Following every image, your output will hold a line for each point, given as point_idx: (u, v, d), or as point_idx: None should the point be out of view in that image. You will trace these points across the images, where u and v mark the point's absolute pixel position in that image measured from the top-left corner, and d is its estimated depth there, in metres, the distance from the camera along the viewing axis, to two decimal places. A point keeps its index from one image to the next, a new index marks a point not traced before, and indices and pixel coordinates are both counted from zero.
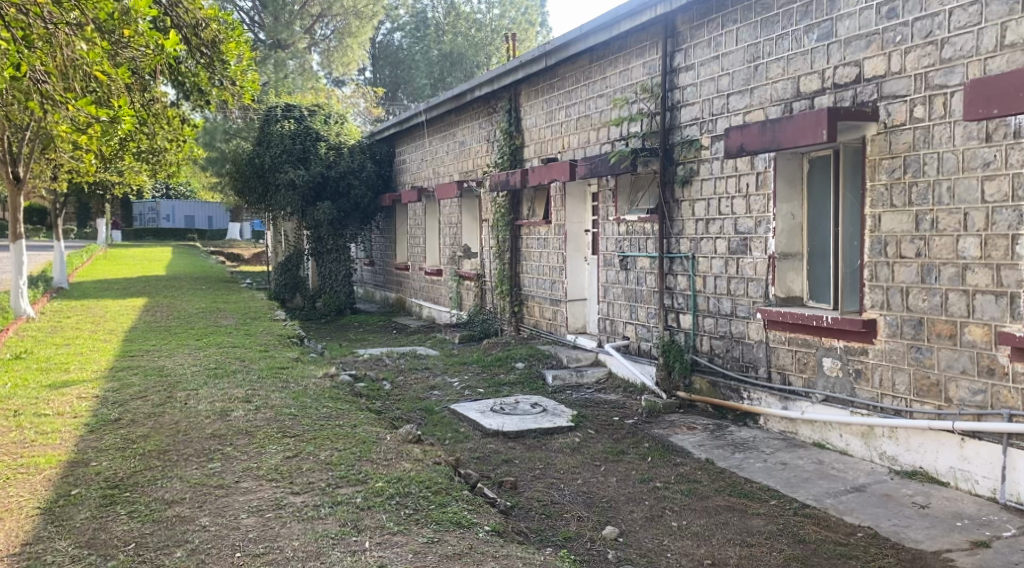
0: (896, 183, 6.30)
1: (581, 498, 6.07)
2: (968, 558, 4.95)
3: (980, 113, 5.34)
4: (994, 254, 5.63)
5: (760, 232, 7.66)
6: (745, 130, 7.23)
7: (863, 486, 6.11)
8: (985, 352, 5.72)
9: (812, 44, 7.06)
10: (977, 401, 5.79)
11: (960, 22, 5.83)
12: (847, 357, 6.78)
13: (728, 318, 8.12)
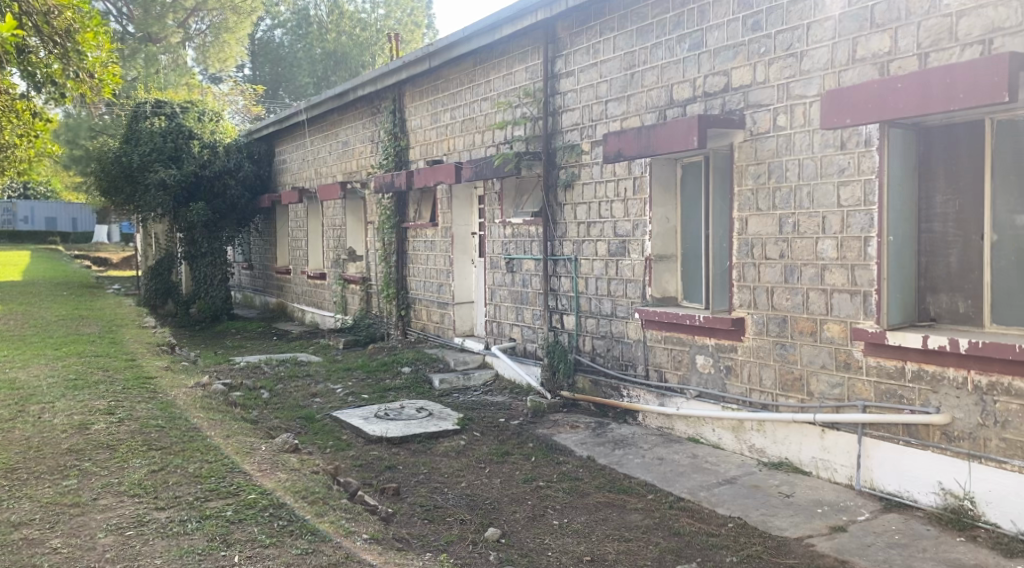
0: (762, 188, 6.60)
1: (464, 501, 6.07)
2: (827, 542, 5.22)
3: (835, 121, 5.64)
4: (848, 255, 5.95)
5: (638, 235, 7.86)
6: (622, 136, 7.42)
7: (734, 478, 6.36)
8: (842, 347, 6.04)
9: (683, 53, 7.31)
10: (835, 394, 6.11)
11: (816, 36, 6.14)
12: (718, 355, 7.05)
13: (609, 318, 8.29)
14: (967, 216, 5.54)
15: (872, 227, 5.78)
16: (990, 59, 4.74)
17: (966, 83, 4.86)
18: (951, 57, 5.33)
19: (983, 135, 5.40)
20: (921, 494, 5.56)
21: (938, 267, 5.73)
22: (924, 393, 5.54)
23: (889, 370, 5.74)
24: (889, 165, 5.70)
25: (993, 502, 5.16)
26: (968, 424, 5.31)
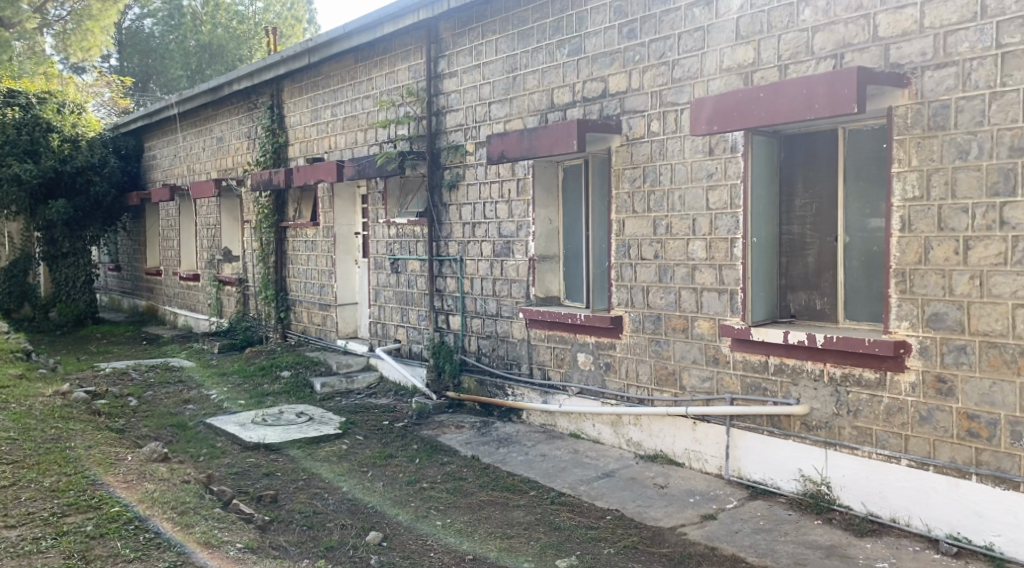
0: (637, 191, 6.81)
1: (344, 506, 5.99)
2: (698, 530, 5.44)
3: (703, 129, 5.88)
4: (717, 255, 6.21)
5: (521, 236, 7.95)
6: (505, 138, 7.50)
7: (612, 472, 6.54)
8: (711, 343, 6.30)
9: (563, 58, 7.45)
10: (706, 387, 6.37)
11: (687, 46, 6.38)
12: (598, 352, 7.23)
13: (493, 318, 8.36)
14: (822, 219, 5.87)
15: (737, 229, 6.06)
16: (840, 72, 5.02)
17: (820, 94, 5.14)
18: (808, 70, 5.62)
19: (836, 143, 5.74)
20: (784, 481, 5.85)
21: (798, 267, 6.05)
22: (786, 386, 5.84)
23: (755, 364, 6.02)
24: (753, 170, 6.00)
25: (847, 486, 5.48)
26: (824, 414, 5.62)
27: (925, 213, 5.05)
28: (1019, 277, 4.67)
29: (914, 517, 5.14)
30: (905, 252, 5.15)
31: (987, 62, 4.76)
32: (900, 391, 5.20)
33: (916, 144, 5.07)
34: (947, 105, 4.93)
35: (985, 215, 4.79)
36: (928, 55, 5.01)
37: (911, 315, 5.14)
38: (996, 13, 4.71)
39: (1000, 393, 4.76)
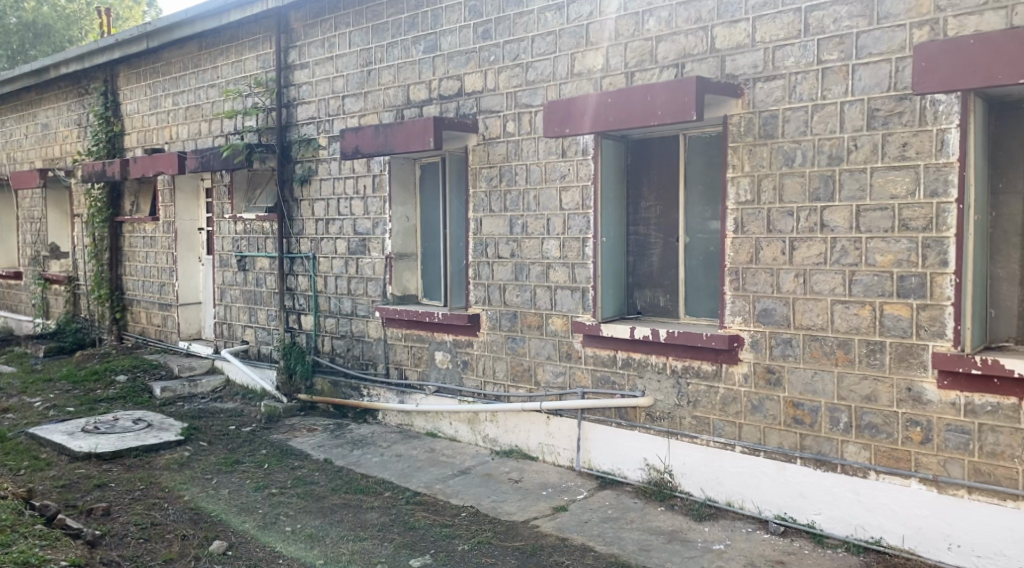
0: (494, 190, 6.90)
1: (186, 516, 5.74)
2: (550, 523, 5.59)
3: (555, 131, 6.03)
4: (570, 254, 6.39)
5: (377, 233, 7.86)
6: (359, 133, 7.39)
7: (468, 469, 6.60)
8: (564, 339, 6.47)
9: (418, 55, 7.42)
10: (559, 382, 6.53)
11: (540, 49, 6.51)
12: (455, 350, 7.27)
13: (348, 317, 8.23)
14: (666, 221, 6.15)
15: (588, 229, 6.25)
16: (681, 81, 5.27)
17: (663, 101, 5.38)
18: (652, 77, 5.88)
19: (678, 148, 6.02)
20: (630, 471, 6.10)
21: (644, 266, 6.32)
22: (632, 379, 6.08)
23: (604, 359, 6.24)
24: (603, 172, 6.20)
25: (687, 473, 5.79)
26: (667, 405, 5.90)
27: (757, 216, 5.40)
28: (837, 276, 5.07)
29: (747, 500, 5.49)
30: (739, 252, 5.50)
31: (810, 76, 5.13)
32: (734, 381, 5.54)
33: (748, 151, 5.42)
34: (776, 115, 5.28)
35: (808, 218, 5.17)
36: (759, 68, 5.35)
37: (744, 311, 5.49)
38: (817, 32, 5.09)
39: (821, 382, 5.16)
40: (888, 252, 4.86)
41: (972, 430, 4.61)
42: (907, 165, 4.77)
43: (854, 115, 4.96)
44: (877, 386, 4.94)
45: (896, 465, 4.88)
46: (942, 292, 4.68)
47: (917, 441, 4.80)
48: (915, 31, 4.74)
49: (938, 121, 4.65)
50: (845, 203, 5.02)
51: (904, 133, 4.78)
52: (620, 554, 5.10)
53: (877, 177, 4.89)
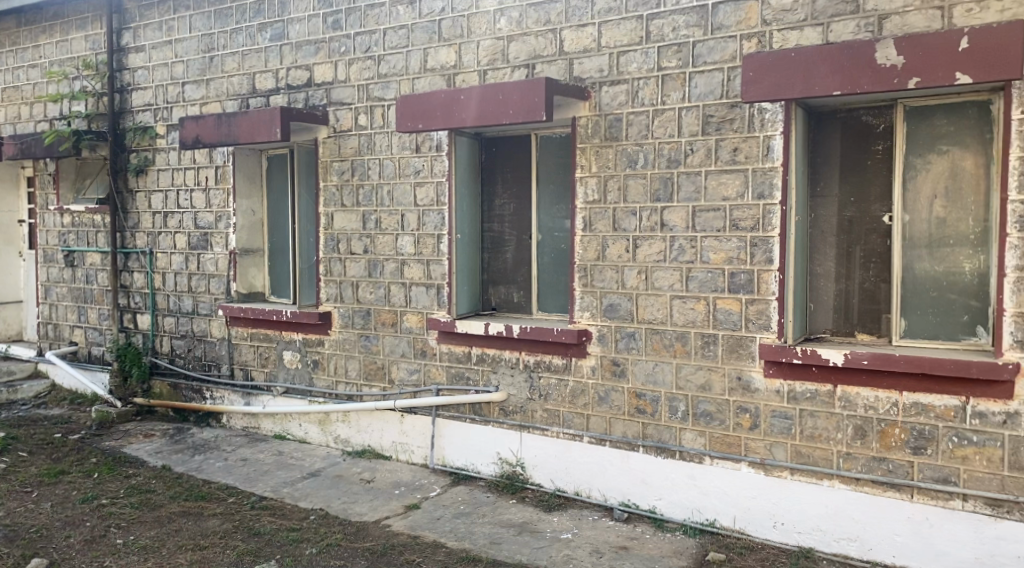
0: (345, 185, 6.79)
1: (2, 533, 5.33)
2: (401, 521, 5.58)
3: (408, 126, 5.99)
4: (424, 251, 6.37)
5: (221, 227, 7.54)
6: (200, 122, 7.06)
7: (318, 471, 6.48)
8: (418, 336, 6.46)
9: (265, 43, 7.18)
10: (413, 380, 6.52)
11: (392, 42, 6.45)
12: (305, 349, 7.10)
13: (189, 316, 7.86)
14: (518, 218, 6.25)
15: (442, 226, 6.26)
16: (530, 82, 5.38)
17: (514, 101, 5.47)
18: (504, 76, 5.95)
19: (531, 148, 6.14)
20: (483, 465, 6.18)
21: (498, 262, 6.40)
22: (486, 374, 6.16)
23: (458, 355, 6.28)
24: (456, 169, 6.23)
25: (538, 465, 5.93)
26: (519, 399, 6.02)
27: (603, 215, 5.60)
28: (675, 272, 5.34)
29: (594, 489, 5.69)
30: (587, 249, 5.68)
31: (651, 82, 5.37)
32: (583, 374, 5.73)
33: (595, 152, 5.61)
34: (620, 118, 5.49)
35: (650, 218, 5.41)
36: (605, 72, 5.54)
37: (592, 306, 5.68)
38: (658, 39, 5.33)
39: (661, 373, 5.42)
40: (721, 250, 5.16)
41: (794, 415, 4.99)
42: (738, 169, 5.08)
43: (691, 120, 5.24)
44: (711, 375, 5.24)
45: (728, 450, 5.21)
46: (768, 287, 5.02)
47: (747, 427, 5.14)
48: (745, 43, 5.06)
49: (765, 128, 4.98)
50: (683, 203, 5.29)
51: (735, 139, 5.09)
52: (470, 548, 5.17)
53: (711, 180, 5.18)
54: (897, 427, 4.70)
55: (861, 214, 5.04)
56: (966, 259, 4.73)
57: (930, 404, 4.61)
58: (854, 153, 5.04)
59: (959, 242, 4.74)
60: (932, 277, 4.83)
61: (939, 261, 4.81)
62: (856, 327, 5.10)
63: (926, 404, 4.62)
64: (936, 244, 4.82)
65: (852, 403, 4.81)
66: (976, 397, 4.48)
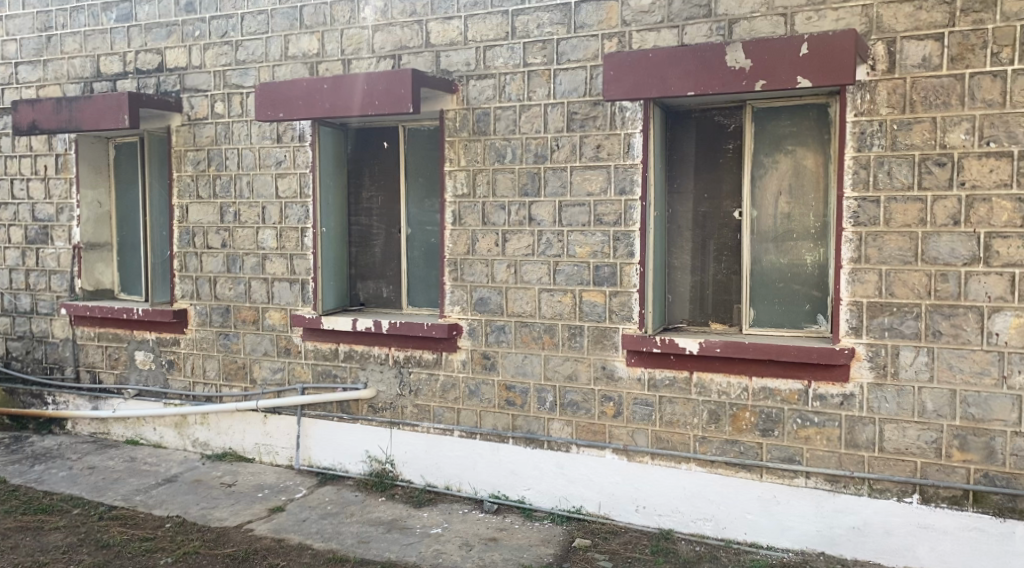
0: (201, 175, 6.48)
1: None
2: (265, 525, 5.41)
3: (268, 115, 5.76)
4: (287, 245, 6.17)
5: (62, 220, 7.02)
6: (36, 106, 6.54)
7: (174, 476, 6.17)
8: (282, 334, 6.25)
9: (110, 23, 6.73)
10: (277, 378, 6.31)
11: (250, 28, 6.20)
12: (159, 349, 6.73)
13: (27, 316, 7.27)
14: (386, 212, 6.17)
15: (306, 219, 6.09)
16: (396, 73, 5.31)
17: (379, 92, 5.39)
18: (369, 67, 5.85)
19: (398, 140, 6.07)
20: (351, 464, 6.07)
21: (366, 257, 6.29)
22: (354, 371, 6.04)
23: (325, 352, 6.13)
24: (321, 160, 6.07)
25: (408, 462, 5.88)
26: (389, 395, 5.95)
27: (472, 209, 5.61)
28: (543, 266, 5.43)
29: (464, 482, 5.72)
30: (456, 243, 5.68)
31: (517, 78, 5.43)
32: (453, 368, 5.73)
33: (464, 146, 5.61)
34: (487, 112, 5.52)
35: (518, 212, 5.48)
36: (472, 66, 5.55)
37: (462, 300, 5.69)
38: (523, 35, 5.39)
39: (530, 365, 5.50)
40: (586, 244, 5.29)
41: (654, 402, 5.19)
42: (601, 165, 5.22)
43: (556, 117, 5.33)
44: (578, 366, 5.37)
45: (593, 438, 5.35)
46: (629, 280, 5.19)
47: (611, 415, 5.30)
48: (606, 42, 5.19)
49: (626, 126, 5.14)
50: (550, 198, 5.38)
51: (598, 136, 5.22)
52: (338, 549, 5.07)
53: (576, 176, 5.30)
54: (747, 411, 4.98)
55: (715, 209, 5.29)
56: (808, 251, 5.06)
57: (776, 389, 4.91)
58: (708, 152, 5.29)
59: (802, 236, 5.07)
60: (778, 269, 5.15)
61: (784, 253, 5.13)
62: (711, 317, 5.36)
63: (773, 388, 4.92)
64: (782, 238, 5.13)
65: (707, 389, 5.06)
66: (817, 380, 4.82)
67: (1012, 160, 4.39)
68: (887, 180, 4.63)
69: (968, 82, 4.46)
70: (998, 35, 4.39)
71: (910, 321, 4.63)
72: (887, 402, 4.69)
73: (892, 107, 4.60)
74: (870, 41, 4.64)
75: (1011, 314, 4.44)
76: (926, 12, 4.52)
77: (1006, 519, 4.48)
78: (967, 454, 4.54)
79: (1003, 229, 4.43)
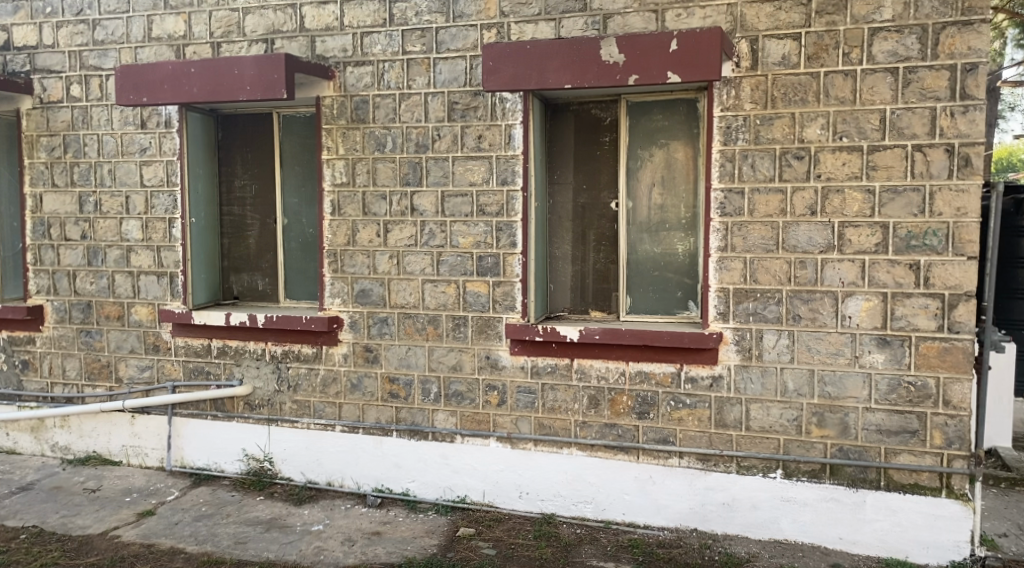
0: (57, 162, 6.06)
1: None
2: (133, 530, 5.15)
3: (130, 99, 5.46)
4: (153, 236, 5.87)
5: None
6: None
7: (31, 484, 5.77)
8: (150, 330, 5.95)
9: None
10: (145, 377, 6.00)
11: (108, 6, 5.84)
12: (12, 349, 6.28)
13: None
14: (261, 201, 5.97)
15: (173, 209, 5.81)
16: (268, 58, 5.14)
17: (250, 77, 5.20)
18: (240, 50, 5.63)
19: (273, 127, 5.88)
20: (226, 464, 5.86)
21: (239, 249, 6.06)
22: (229, 367, 5.82)
23: (197, 348, 5.87)
24: (189, 147, 5.80)
25: (287, 459, 5.73)
26: (266, 392, 5.77)
27: (351, 198, 5.51)
28: (426, 256, 5.40)
29: (346, 477, 5.63)
30: (336, 234, 5.56)
31: (396, 65, 5.36)
32: (334, 362, 5.62)
33: (341, 134, 5.50)
34: (366, 100, 5.43)
35: (400, 202, 5.42)
36: (349, 52, 5.44)
37: (343, 292, 5.58)
38: (401, 22, 5.33)
39: (414, 357, 5.46)
40: (469, 235, 5.30)
41: (536, 390, 5.27)
42: (483, 156, 5.24)
43: (436, 106, 5.30)
44: (462, 356, 5.38)
45: (477, 428, 5.38)
46: (512, 270, 5.24)
47: (495, 404, 5.34)
48: (485, 33, 5.20)
49: (506, 116, 5.17)
50: (432, 188, 5.35)
51: (479, 126, 5.23)
52: (213, 551, 4.90)
53: (458, 166, 5.29)
54: (625, 395, 5.14)
55: (593, 200, 5.41)
56: (680, 241, 5.26)
57: (651, 372, 5.09)
58: (586, 144, 5.40)
59: (674, 226, 5.26)
60: (653, 258, 5.32)
61: (658, 243, 5.31)
62: (590, 305, 5.48)
63: (649, 372, 5.09)
64: (656, 228, 5.31)
65: (587, 375, 5.18)
66: (688, 363, 5.03)
67: (861, 154, 4.70)
68: (751, 173, 4.87)
69: (823, 81, 4.74)
70: (849, 36, 4.69)
71: (773, 305, 4.89)
72: (753, 382, 4.95)
73: (755, 103, 4.84)
74: (734, 39, 4.86)
75: (862, 298, 4.76)
76: (785, 13, 4.77)
77: (858, 489, 4.81)
78: (824, 430, 4.85)
79: (854, 218, 4.74)
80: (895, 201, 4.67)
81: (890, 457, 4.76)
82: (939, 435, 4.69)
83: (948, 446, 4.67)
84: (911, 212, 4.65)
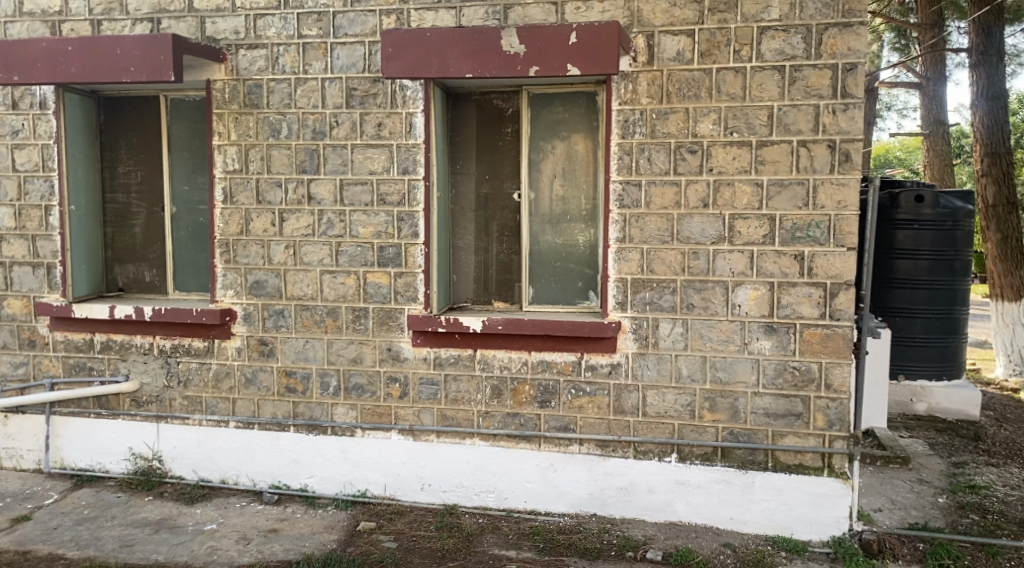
0: None
1: None
2: (7, 537, 4.84)
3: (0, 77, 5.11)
4: (28, 225, 5.52)
5: None
6: None
7: None
8: (24, 324, 5.60)
9: None
10: (19, 374, 5.65)
11: None
12: None
13: None
14: (148, 188, 5.69)
15: (51, 195, 5.47)
16: (152, 38, 4.89)
17: (133, 57, 4.93)
18: (122, 29, 5.33)
19: (159, 111, 5.61)
20: (110, 464, 5.57)
21: (124, 238, 5.76)
22: (113, 363, 5.54)
23: (77, 343, 5.56)
24: (67, 130, 5.46)
25: (178, 457, 5.50)
26: (154, 388, 5.52)
27: (244, 186, 5.32)
28: (324, 247, 5.27)
29: (241, 474, 5.45)
30: (228, 223, 5.36)
31: (292, 49, 5.20)
32: (227, 356, 5.42)
33: (233, 119, 5.30)
34: (259, 84, 5.24)
35: (296, 190, 5.27)
36: (241, 34, 5.24)
37: (235, 283, 5.39)
38: (296, 5, 5.17)
39: (312, 349, 5.34)
40: (369, 225, 5.21)
41: (439, 381, 5.24)
42: (382, 144, 5.15)
43: (334, 92, 5.18)
44: (362, 348, 5.29)
45: (378, 420, 5.31)
46: (414, 261, 5.18)
47: (397, 396, 5.28)
48: (383, 19, 5.11)
49: (406, 105, 5.10)
50: (330, 176, 5.23)
51: (378, 114, 5.14)
52: (95, 556, 4.66)
53: (358, 154, 5.18)
54: (527, 385, 5.17)
55: (495, 191, 5.42)
56: (581, 232, 5.32)
57: (552, 361, 5.14)
58: (488, 134, 5.39)
59: (575, 217, 5.32)
60: (555, 249, 5.37)
61: (559, 234, 5.35)
62: (493, 296, 5.48)
63: (550, 361, 5.14)
64: (557, 220, 5.35)
65: (489, 365, 5.19)
66: (587, 352, 5.10)
67: (751, 148, 4.87)
68: (647, 166, 4.98)
69: (715, 77, 4.88)
70: (739, 34, 4.84)
71: (668, 295, 5.02)
72: (649, 369, 5.07)
73: (651, 97, 4.94)
74: (632, 34, 4.95)
75: (751, 287, 4.94)
76: (680, 9, 4.88)
77: (748, 471, 5.00)
78: (716, 415, 5.02)
79: (744, 211, 4.90)
80: (782, 194, 4.86)
81: (777, 440, 4.98)
82: (822, 417, 4.92)
83: (829, 428, 4.92)
84: (797, 205, 4.85)
